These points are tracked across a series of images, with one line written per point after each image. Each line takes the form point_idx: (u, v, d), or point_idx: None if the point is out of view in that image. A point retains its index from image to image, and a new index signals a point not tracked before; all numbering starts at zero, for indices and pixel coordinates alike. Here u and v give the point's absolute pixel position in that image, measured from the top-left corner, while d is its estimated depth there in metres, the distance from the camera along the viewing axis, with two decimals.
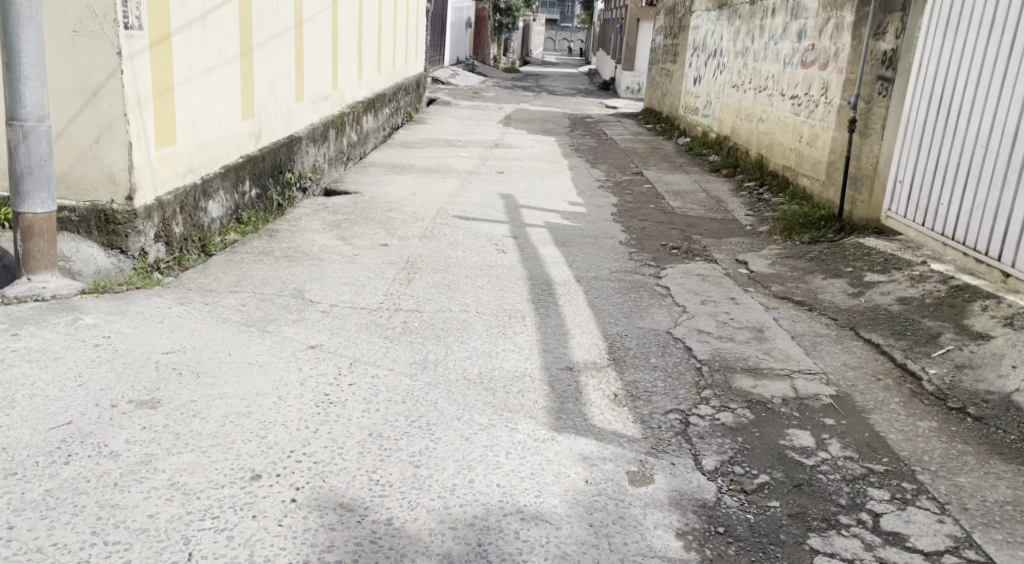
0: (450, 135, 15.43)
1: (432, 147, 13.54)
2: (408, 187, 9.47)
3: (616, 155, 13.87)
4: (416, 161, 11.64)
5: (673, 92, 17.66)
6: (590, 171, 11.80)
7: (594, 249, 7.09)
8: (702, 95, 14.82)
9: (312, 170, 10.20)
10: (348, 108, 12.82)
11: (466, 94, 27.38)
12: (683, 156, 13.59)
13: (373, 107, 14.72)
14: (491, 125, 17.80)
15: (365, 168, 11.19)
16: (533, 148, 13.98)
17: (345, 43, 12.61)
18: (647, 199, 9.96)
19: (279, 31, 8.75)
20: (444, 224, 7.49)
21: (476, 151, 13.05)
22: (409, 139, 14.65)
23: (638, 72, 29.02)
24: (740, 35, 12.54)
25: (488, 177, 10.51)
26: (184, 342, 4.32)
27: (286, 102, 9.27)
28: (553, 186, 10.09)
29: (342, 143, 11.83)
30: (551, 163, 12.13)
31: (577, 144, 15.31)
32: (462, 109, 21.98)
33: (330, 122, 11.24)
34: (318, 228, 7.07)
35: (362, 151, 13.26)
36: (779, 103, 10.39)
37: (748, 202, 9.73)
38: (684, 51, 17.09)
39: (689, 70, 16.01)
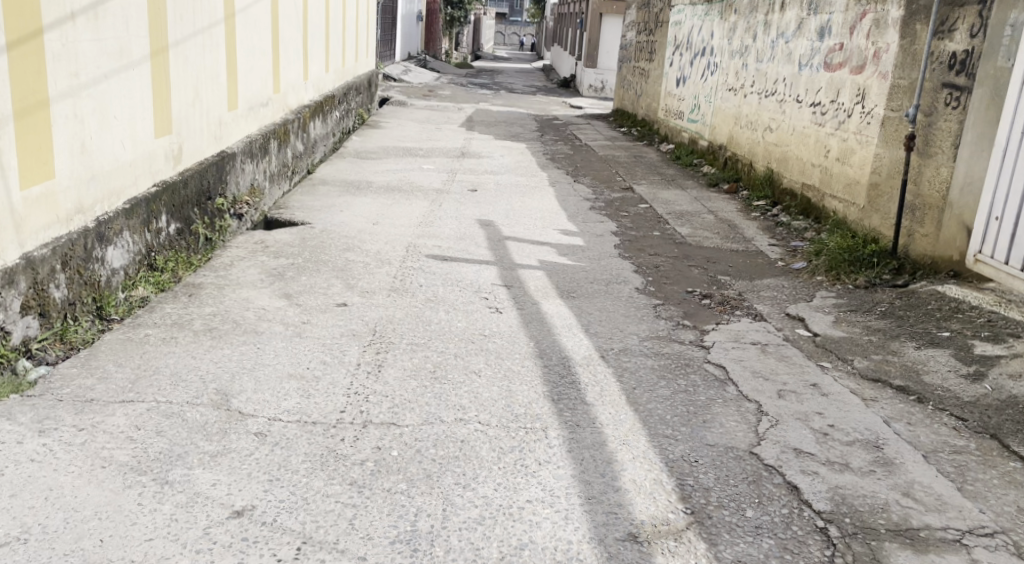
0: (410, 142, 13.90)
1: (390, 159, 12.00)
2: (367, 214, 7.92)
3: (597, 166, 12.43)
4: (374, 178, 10.09)
5: (651, 93, 16.23)
6: (574, 189, 10.36)
7: (608, 302, 5.64)
8: (688, 98, 13.38)
9: (248, 194, 8.69)
10: (292, 114, 11.27)
11: (419, 93, 25.78)
12: (672, 166, 12.19)
13: (322, 111, 13.15)
14: (452, 130, 16.26)
15: (315, 185, 9.63)
16: (504, 158, 12.49)
17: (289, 40, 11.08)
18: (647, 223, 8.55)
19: (201, 29, 7.26)
20: (415, 272, 5.98)
21: (441, 164, 11.53)
22: (365, 147, 13.10)
23: (601, 69, 27.64)
24: (736, 32, 11.08)
25: (460, 201, 9.00)
26: (25, 518, 2.97)
27: (215, 113, 7.85)
28: (538, 210, 8.64)
29: (284, 157, 10.29)
30: (528, 180, 10.65)
31: (551, 152, 13.86)
32: (419, 110, 20.42)
33: (270, 133, 9.72)
34: (256, 282, 5.52)
35: (309, 163, 11.72)
36: (791, 108, 8.96)
37: (764, 227, 8.31)
38: (663, 48, 15.64)
39: (671, 69, 14.57)
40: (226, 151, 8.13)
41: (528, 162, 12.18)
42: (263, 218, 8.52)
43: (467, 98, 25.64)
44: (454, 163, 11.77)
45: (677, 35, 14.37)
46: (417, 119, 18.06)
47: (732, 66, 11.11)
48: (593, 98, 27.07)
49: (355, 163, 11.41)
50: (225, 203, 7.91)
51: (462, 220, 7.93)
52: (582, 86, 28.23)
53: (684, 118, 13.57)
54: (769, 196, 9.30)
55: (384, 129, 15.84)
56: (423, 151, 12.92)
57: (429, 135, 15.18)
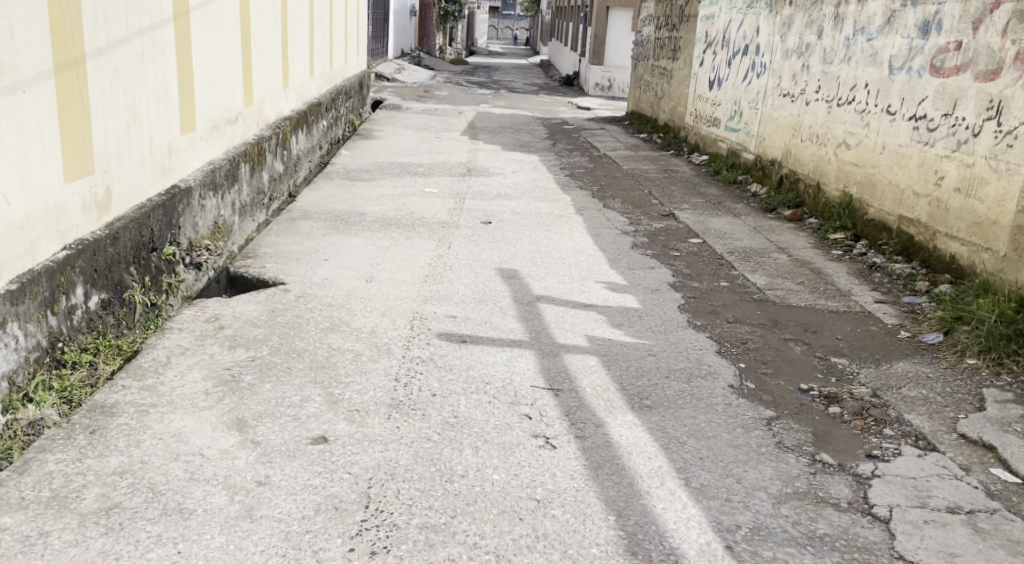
0: (407, 156, 12.24)
1: (384, 180, 10.35)
2: (362, 266, 6.29)
3: (625, 186, 10.78)
4: (368, 209, 8.45)
5: (677, 96, 14.62)
6: (605, 218, 8.72)
7: (698, 415, 3.96)
8: (728, 102, 11.75)
9: (209, 236, 7.08)
10: (270, 129, 9.63)
11: (413, 93, 24.09)
12: (713, 185, 10.55)
13: (305, 122, 11.55)
14: (453, 139, 14.61)
15: (295, 219, 7.97)
16: (517, 178, 10.84)
17: (264, 41, 9.46)
18: (706, 265, 6.89)
19: (134, 32, 5.67)
20: (424, 370, 4.33)
21: (445, 188, 9.89)
22: (355, 162, 11.45)
23: (608, 66, 25.98)
24: (793, 28, 9.43)
25: (475, 242, 7.37)
26: None
27: (162, 135, 6.26)
28: (570, 255, 7.00)
29: (254, 185, 8.67)
30: (549, 208, 9.01)
31: (568, 167, 12.22)
32: (415, 114, 18.76)
33: (239, 157, 8.09)
34: (197, 405, 3.80)
35: (285, 186, 10.10)
36: (878, 120, 7.33)
37: (854, 270, 6.67)
38: (690, 45, 14.02)
39: (703, 70, 12.94)
40: (179, 187, 6.49)
41: (546, 183, 10.55)
42: (226, 267, 6.93)
43: (465, 99, 23.97)
44: (460, 186, 10.12)
45: (709, 31, 12.75)
46: (413, 125, 16.39)
47: (788, 68, 9.47)
48: (600, 98, 25.44)
49: (344, 186, 9.74)
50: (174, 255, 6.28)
51: (478, 273, 6.31)
52: (587, 84, 26.58)
53: (722, 126, 11.96)
54: (847, 227, 7.64)
55: (378, 138, 14.18)
56: (423, 169, 11.26)
57: (428, 146, 13.54)
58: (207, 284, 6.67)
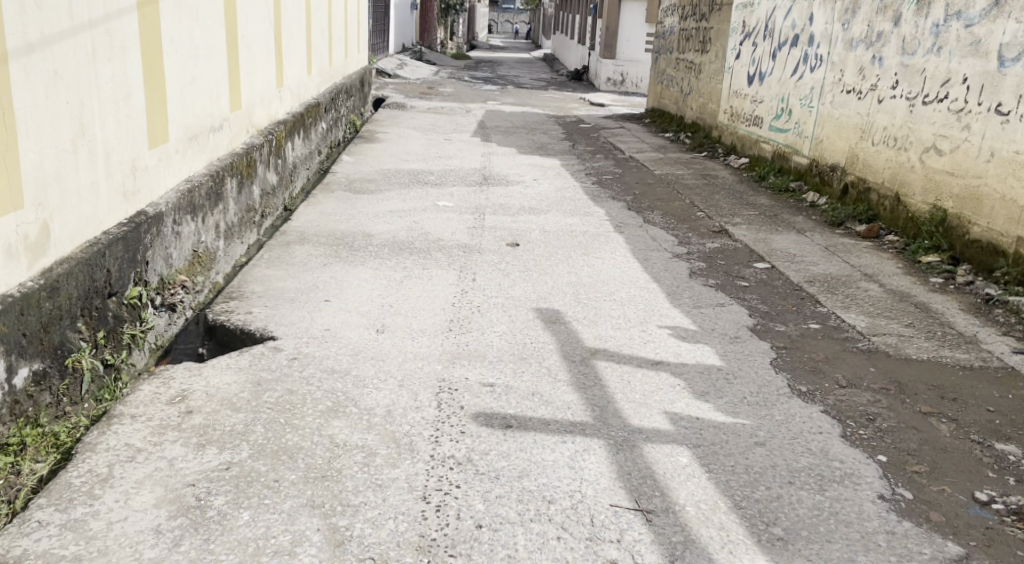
0: (416, 162, 11.08)
1: (392, 191, 9.19)
2: (373, 311, 5.14)
3: (661, 196, 9.62)
4: (375, 230, 7.28)
5: (710, 92, 13.52)
6: (649, 235, 7.56)
7: (857, 554, 2.96)
8: (773, 99, 10.67)
9: (186, 269, 5.93)
10: (262, 134, 8.49)
11: (416, 90, 22.92)
12: (762, 193, 9.39)
13: (301, 126, 10.39)
14: (464, 142, 13.42)
15: (290, 241, 6.80)
16: (540, 188, 9.69)
17: (255, 34, 8.31)
18: (784, 299, 5.73)
19: (80, 24, 4.52)
20: (462, 479, 3.23)
21: (462, 202, 8.74)
22: (358, 170, 10.29)
23: (620, 60, 24.79)
24: (858, 15, 8.32)
25: (504, 270, 6.21)
26: None
27: (124, 149, 5.11)
28: (618, 288, 5.85)
29: (242, 202, 7.51)
30: (582, 226, 7.86)
31: (594, 173, 11.06)
32: (420, 113, 17.58)
33: (224, 170, 6.93)
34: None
35: (278, 201, 8.94)
36: (985, 122, 6.19)
37: (968, 305, 5.51)
38: (725, 37, 12.92)
39: (745, 65, 11.80)
40: (148, 213, 5.34)
41: (573, 193, 9.40)
42: (199, 314, 5.81)
43: (471, 96, 22.80)
44: (476, 198, 8.96)
45: (749, 20, 11.76)
46: (419, 126, 15.22)
47: (852, 60, 8.37)
48: (613, 94, 24.24)
49: (348, 200, 8.58)
50: (140, 297, 5.13)
51: (513, 318, 5.15)
52: (598, 79, 25.40)
53: (766, 125, 10.86)
54: (942, 248, 6.50)
55: (382, 141, 13.00)
56: (434, 178, 10.11)
57: (438, 149, 12.38)
58: (176, 332, 5.56)
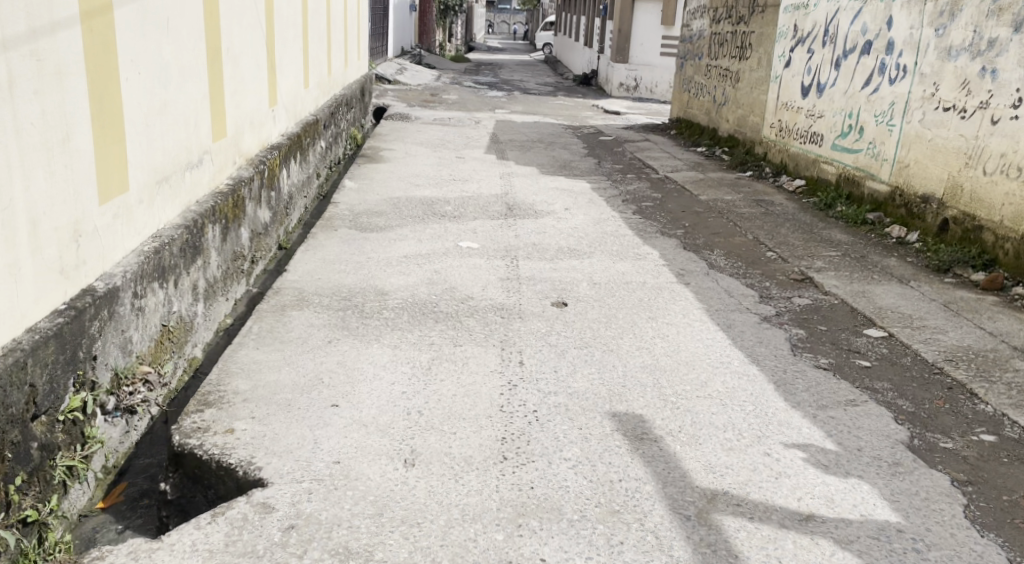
0: (428, 188, 9.76)
1: (405, 226, 7.89)
2: (398, 425, 3.83)
3: (717, 229, 8.31)
4: (390, 286, 5.99)
5: (752, 102, 12.26)
6: (719, 286, 6.26)
7: None
8: (839, 114, 9.43)
9: (151, 352, 4.60)
10: (253, 165, 7.20)
11: (419, 98, 21.55)
12: (836, 227, 8.12)
13: (298, 149, 9.08)
14: (479, 160, 12.11)
15: (286, 305, 5.49)
16: (575, 221, 8.38)
17: (244, 46, 7.02)
18: (927, 390, 4.41)
19: None
20: None
21: (489, 241, 7.44)
22: (363, 199, 8.97)
23: (633, 64, 23.48)
24: (960, 17, 7.11)
25: (556, 347, 4.90)
26: None
27: (61, 209, 3.82)
28: (709, 375, 4.55)
29: (228, 251, 6.20)
30: (636, 273, 6.56)
31: (631, 199, 9.75)
32: (426, 124, 16.25)
33: (206, 217, 5.61)
34: None
35: (271, 241, 7.62)
36: None
37: None
38: (771, 43, 11.69)
39: (800, 75, 10.54)
40: (98, 289, 4.04)
41: (615, 228, 8.10)
42: (161, 418, 4.49)
43: (476, 104, 21.44)
44: (504, 236, 7.66)
45: (801, 25, 10.59)
46: (427, 141, 13.90)
47: (951, 71, 7.16)
48: (626, 101, 22.88)
49: (354, 240, 7.27)
50: (83, 407, 3.82)
51: (585, 428, 3.85)
52: (609, 84, 24.05)
53: (830, 144, 9.60)
54: None
55: (388, 161, 11.68)
56: (451, 208, 8.79)
57: (452, 170, 11.07)
58: (132, 446, 4.25)
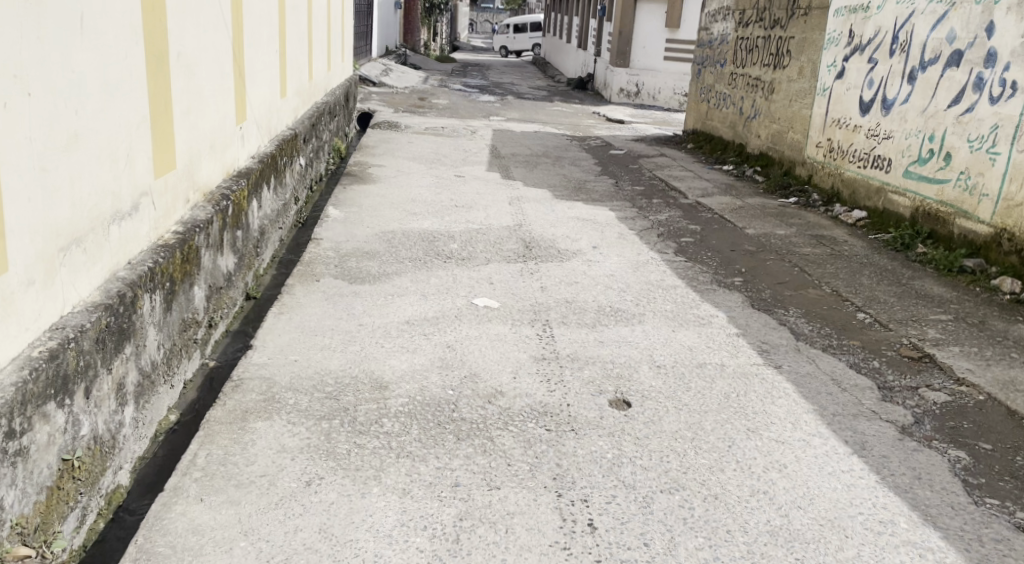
0: (428, 218, 8.26)
1: (403, 274, 6.38)
2: None
3: (783, 277, 6.84)
4: (388, 374, 4.48)
5: (791, 116, 10.82)
6: (820, 372, 4.79)
7: None
8: (914, 135, 8.03)
9: (40, 510, 3.13)
10: (211, 201, 5.66)
11: (406, 102, 19.98)
12: (931, 280, 6.70)
13: (271, 173, 7.52)
14: (482, 180, 10.60)
15: (250, 408, 3.95)
16: (609, 267, 6.90)
17: (202, 50, 5.51)
18: None
19: None
20: None
21: (509, 297, 5.95)
22: (349, 235, 7.45)
23: (634, 69, 21.98)
24: None
25: (635, 492, 3.44)
26: None
27: None
28: (874, 551, 3.21)
29: (175, 321, 4.64)
30: (706, 349, 5.08)
31: (667, 233, 8.29)
32: (417, 134, 14.71)
33: (144, 284, 4.08)
34: None
35: (235, 293, 6.06)
36: None
37: None
38: (815, 50, 10.28)
39: (858, 89, 9.10)
40: None
41: (660, 276, 6.62)
42: None
43: (468, 110, 19.86)
44: (526, 290, 6.17)
45: (859, 30, 9.19)
46: (421, 155, 12.38)
47: None
48: (627, 108, 21.36)
49: (339, 297, 5.76)
50: None
51: None
52: (608, 90, 22.53)
53: (902, 170, 8.19)
54: None
55: (377, 180, 10.15)
56: (457, 246, 7.29)
57: (453, 194, 9.55)
58: None
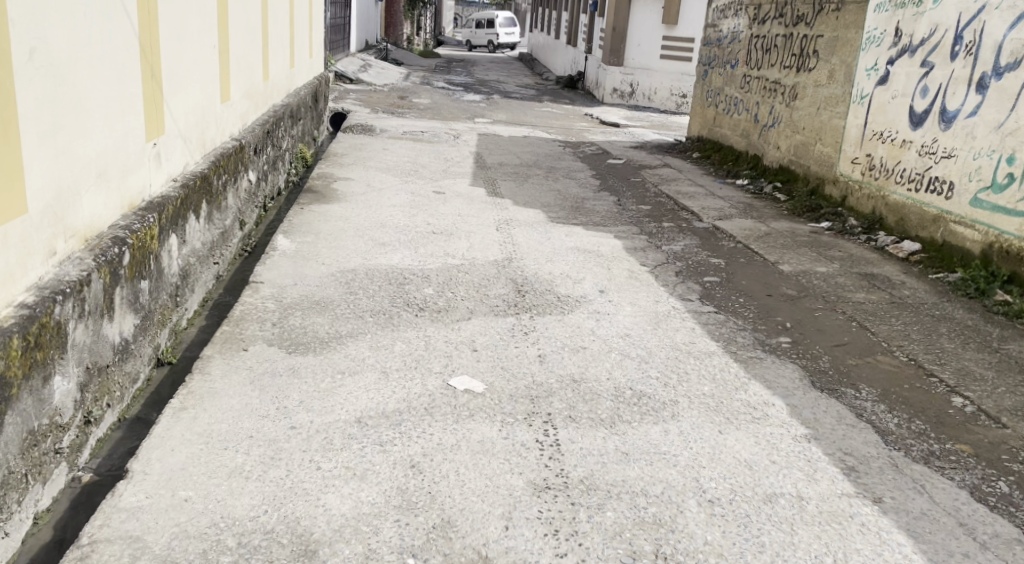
0: (398, 252, 6.81)
1: (360, 340, 4.96)
2: None
3: (840, 337, 5.42)
4: (320, 526, 3.19)
5: (818, 126, 9.40)
6: (937, 506, 3.47)
7: None
8: (983, 155, 6.63)
9: None
10: (91, 249, 4.25)
11: (384, 101, 18.53)
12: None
13: (196, 199, 6.06)
14: (465, 198, 9.16)
15: None
16: (622, 322, 5.51)
17: (67, 47, 4.15)
18: None
19: None
20: None
21: (498, 376, 4.53)
22: (297, 280, 6.00)
23: (627, 68, 20.58)
24: None
25: None
26: None
27: None
28: None
29: (11, 439, 3.37)
30: (771, 465, 3.66)
31: (686, 270, 6.89)
32: (393, 139, 13.24)
33: None
34: None
35: (130, 369, 4.61)
36: None
37: None
38: (849, 50, 8.87)
39: (906, 97, 7.68)
40: None
41: (688, 338, 5.23)
42: None
43: (452, 110, 18.42)
44: (520, 363, 4.74)
45: (906, 28, 7.78)
46: (396, 165, 10.92)
47: None
48: (622, 110, 19.90)
49: (270, 381, 4.32)
50: None
51: None
52: (600, 91, 21.12)
53: (968, 198, 6.78)
54: None
55: (341, 198, 8.69)
56: (432, 295, 5.86)
57: (430, 217, 8.12)
58: None
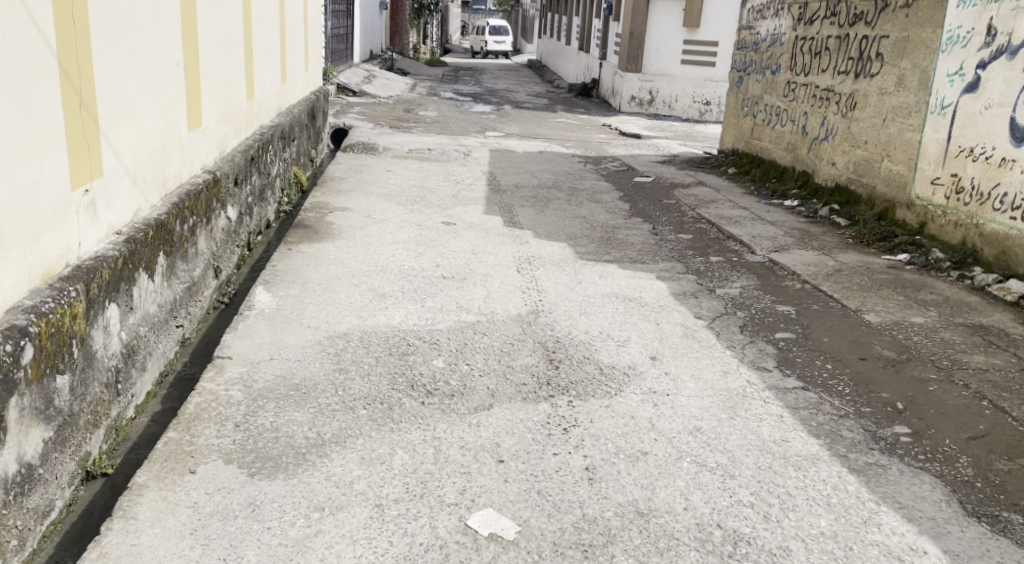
0: (401, 308, 5.60)
1: (349, 450, 3.74)
2: None
3: (973, 424, 4.18)
4: None
5: (885, 139, 8.14)
6: None
7: None
8: None
9: None
10: None
11: (389, 115, 17.39)
12: None
13: (149, 254, 4.89)
14: (480, 230, 7.94)
15: None
16: (687, 407, 4.28)
17: None
18: None
19: None
20: None
21: (535, 510, 3.39)
22: (275, 352, 4.80)
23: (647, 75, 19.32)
24: None
25: None
26: None
27: None
28: None
29: None
30: None
31: (751, 323, 5.66)
32: (399, 158, 12.04)
33: None
34: None
35: (36, 502, 3.48)
36: None
37: None
38: (924, 52, 7.63)
39: (1005, 106, 6.44)
40: None
41: (778, 432, 3.99)
42: None
43: (462, 123, 17.23)
44: (561, 484, 3.53)
45: (1002, 24, 6.54)
46: (400, 189, 9.72)
47: None
48: (643, 119, 18.66)
49: (223, 533, 3.19)
50: None
51: None
52: (618, 99, 19.85)
53: None
54: None
55: (337, 234, 7.47)
56: (443, 370, 4.65)
57: (439, 257, 6.89)
58: None
